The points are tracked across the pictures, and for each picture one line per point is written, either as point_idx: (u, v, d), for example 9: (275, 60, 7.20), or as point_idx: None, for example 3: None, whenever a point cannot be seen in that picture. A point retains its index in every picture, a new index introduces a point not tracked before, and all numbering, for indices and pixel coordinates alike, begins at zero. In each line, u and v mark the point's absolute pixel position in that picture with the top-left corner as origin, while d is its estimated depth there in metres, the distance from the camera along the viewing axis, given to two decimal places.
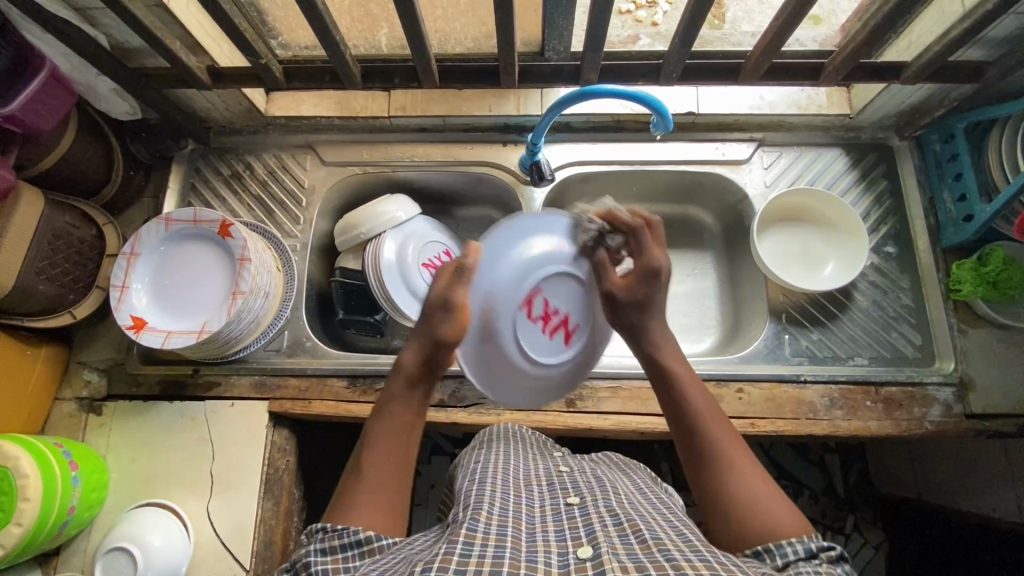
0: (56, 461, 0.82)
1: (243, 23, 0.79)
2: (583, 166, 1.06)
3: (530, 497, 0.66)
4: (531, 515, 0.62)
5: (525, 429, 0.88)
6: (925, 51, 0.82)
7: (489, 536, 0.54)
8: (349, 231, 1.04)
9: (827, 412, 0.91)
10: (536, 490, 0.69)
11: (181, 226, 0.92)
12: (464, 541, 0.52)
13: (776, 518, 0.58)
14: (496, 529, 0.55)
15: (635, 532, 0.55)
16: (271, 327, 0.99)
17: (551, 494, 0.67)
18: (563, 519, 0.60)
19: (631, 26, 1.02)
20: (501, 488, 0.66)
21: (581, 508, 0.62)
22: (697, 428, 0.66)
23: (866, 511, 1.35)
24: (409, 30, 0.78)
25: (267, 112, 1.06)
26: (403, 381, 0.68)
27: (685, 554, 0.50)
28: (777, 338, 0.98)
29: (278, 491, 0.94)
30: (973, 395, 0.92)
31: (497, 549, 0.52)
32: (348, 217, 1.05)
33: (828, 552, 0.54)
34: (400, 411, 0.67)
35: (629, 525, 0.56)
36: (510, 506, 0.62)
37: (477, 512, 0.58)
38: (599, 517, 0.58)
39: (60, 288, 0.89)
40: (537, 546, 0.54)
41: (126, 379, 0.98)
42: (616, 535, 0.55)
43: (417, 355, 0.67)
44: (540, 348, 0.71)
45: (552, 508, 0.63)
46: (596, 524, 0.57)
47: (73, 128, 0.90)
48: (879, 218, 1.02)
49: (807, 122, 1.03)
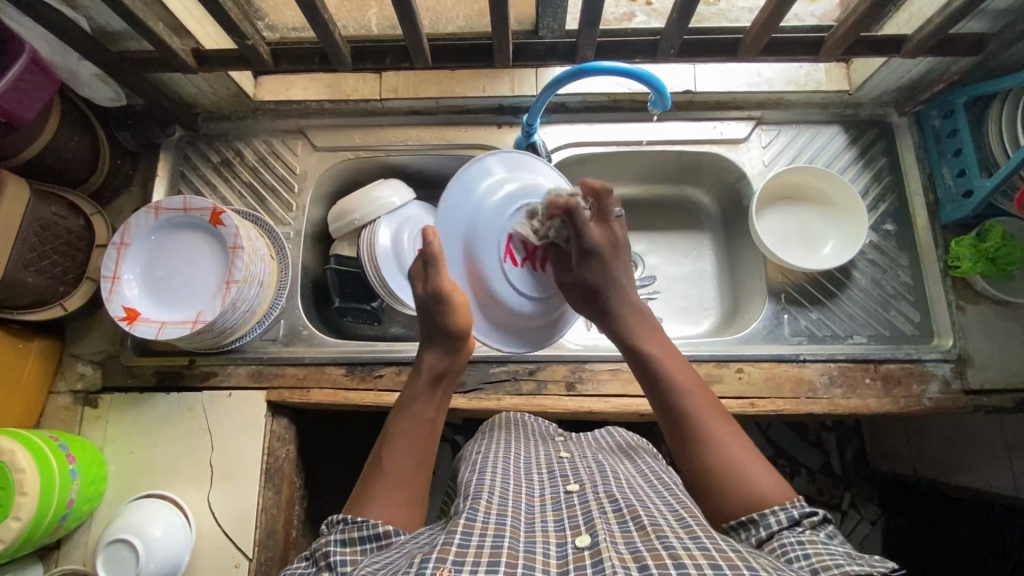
0: (53, 454, 0.81)
1: (228, 3, 0.77)
2: (580, 148, 1.04)
3: (530, 486, 0.66)
4: (531, 505, 0.62)
5: (527, 416, 0.88)
6: (927, 23, 0.81)
7: (487, 525, 0.54)
8: (342, 216, 1.02)
9: (827, 390, 0.92)
10: (537, 478, 0.69)
11: (171, 215, 0.90)
12: (462, 532, 0.52)
13: (754, 479, 0.62)
14: (495, 519, 0.55)
15: (634, 519, 0.54)
16: (267, 317, 0.98)
17: (552, 483, 0.67)
18: (562, 508, 0.60)
19: (625, 3, 0.99)
20: (501, 476, 0.66)
21: (581, 495, 0.62)
22: (671, 389, 0.70)
23: (862, 487, 1.36)
24: (399, 8, 0.76)
25: (255, 97, 1.04)
26: (426, 382, 0.74)
27: (683, 542, 0.49)
28: (777, 317, 0.97)
29: (279, 480, 0.93)
30: (971, 370, 0.92)
31: (495, 539, 0.52)
32: (341, 204, 1.03)
33: (811, 518, 0.58)
34: (424, 407, 0.72)
35: (628, 511, 0.56)
36: (510, 495, 0.62)
37: (476, 501, 0.58)
38: (598, 504, 0.58)
39: (50, 280, 0.88)
40: (536, 537, 0.54)
41: (121, 371, 0.97)
42: (615, 522, 0.55)
43: (439, 359, 0.76)
44: (519, 278, 0.87)
45: (552, 497, 0.63)
46: (595, 512, 0.57)
47: (57, 116, 0.87)
48: (878, 196, 1.01)
49: (806, 99, 1.02)
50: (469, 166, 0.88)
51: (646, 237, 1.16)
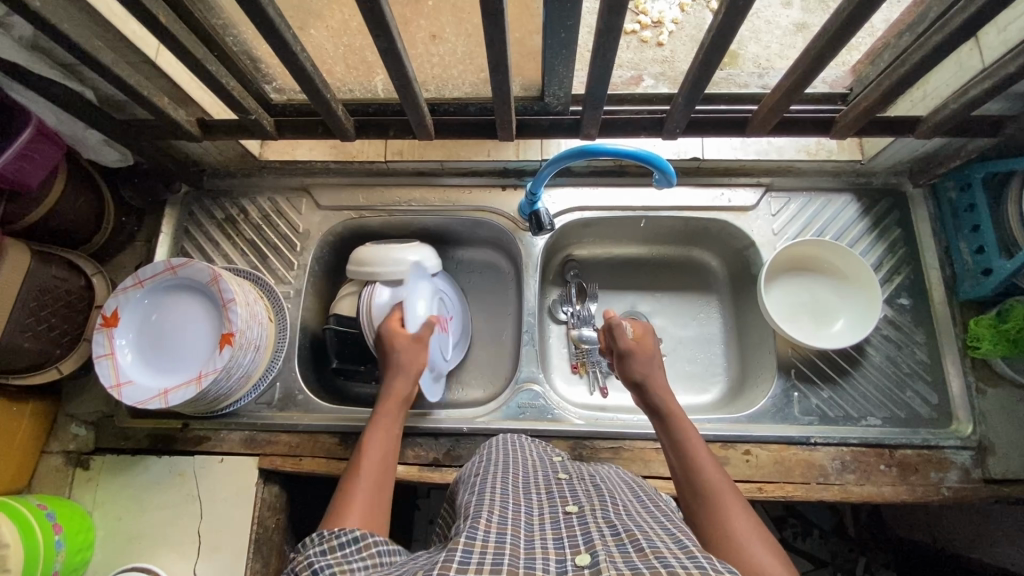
0: (38, 525, 0.80)
1: (232, 80, 0.77)
2: (582, 212, 1.03)
3: (529, 505, 0.61)
4: (529, 523, 0.57)
5: (526, 438, 0.83)
6: (942, 107, 0.78)
7: (488, 543, 0.50)
8: (365, 266, 0.99)
9: (839, 476, 0.87)
10: (535, 498, 0.63)
11: (155, 281, 0.89)
12: (462, 548, 0.49)
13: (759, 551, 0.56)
14: (495, 537, 0.51)
15: (633, 541, 0.50)
16: (263, 380, 0.96)
17: (550, 503, 0.62)
18: (561, 528, 0.55)
19: (637, 47, 1.07)
20: (500, 496, 0.61)
21: (580, 516, 0.57)
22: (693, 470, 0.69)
23: (876, 552, 1.28)
24: (402, 88, 0.76)
25: (260, 156, 1.05)
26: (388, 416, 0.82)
27: (681, 561, 0.46)
28: (786, 395, 0.93)
29: (267, 551, 0.91)
30: (992, 459, 0.87)
31: (496, 555, 0.48)
32: (364, 250, 1.00)
33: None
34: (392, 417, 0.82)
35: (627, 533, 0.52)
36: (509, 513, 0.57)
37: (475, 520, 0.54)
38: (596, 526, 0.54)
39: (46, 344, 0.87)
40: (535, 554, 0.51)
41: (114, 433, 0.96)
42: (614, 543, 0.50)
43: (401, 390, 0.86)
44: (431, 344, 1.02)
45: (551, 516, 0.58)
46: (594, 533, 0.53)
47: (63, 178, 0.87)
48: (892, 269, 0.98)
49: (816, 167, 1.00)
50: (394, 252, 0.99)
51: (653, 299, 1.13)
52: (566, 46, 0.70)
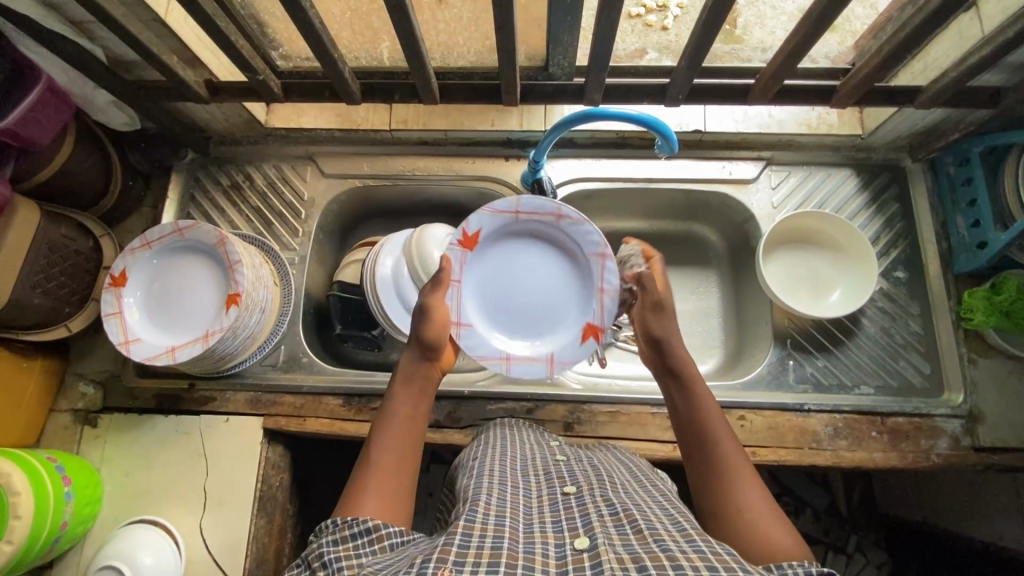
0: (49, 477, 0.82)
1: (241, 40, 0.78)
2: (584, 183, 1.04)
3: (528, 487, 0.63)
4: (528, 506, 0.59)
5: (525, 423, 0.85)
6: (943, 76, 0.78)
7: (486, 526, 0.51)
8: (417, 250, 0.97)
9: (831, 442, 0.89)
10: (533, 479, 0.65)
11: (163, 244, 0.91)
12: (461, 532, 0.50)
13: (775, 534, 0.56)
14: (493, 520, 0.53)
15: (631, 522, 0.52)
16: (268, 342, 0.98)
17: (548, 483, 0.64)
18: (559, 511, 0.57)
19: (641, 31, 1.06)
20: (499, 479, 0.63)
21: (578, 496, 0.59)
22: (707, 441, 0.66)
23: (868, 531, 1.30)
24: (409, 50, 0.77)
25: (266, 123, 1.05)
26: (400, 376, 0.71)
27: (679, 545, 0.48)
28: (782, 363, 0.96)
29: (271, 509, 0.93)
30: (982, 428, 0.89)
31: (495, 540, 0.50)
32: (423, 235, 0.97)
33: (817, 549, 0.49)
34: (420, 387, 0.70)
35: (624, 514, 0.54)
36: (508, 496, 0.59)
37: (474, 503, 0.56)
38: (595, 507, 0.56)
39: (56, 301, 0.89)
40: (534, 538, 0.52)
41: (122, 392, 0.97)
42: (611, 525, 0.52)
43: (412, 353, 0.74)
44: None
45: (550, 498, 0.60)
46: (592, 514, 0.54)
47: (72, 139, 0.88)
48: (890, 242, 0.99)
49: (816, 141, 1.01)
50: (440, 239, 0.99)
51: None
52: (569, 11, 0.70)
